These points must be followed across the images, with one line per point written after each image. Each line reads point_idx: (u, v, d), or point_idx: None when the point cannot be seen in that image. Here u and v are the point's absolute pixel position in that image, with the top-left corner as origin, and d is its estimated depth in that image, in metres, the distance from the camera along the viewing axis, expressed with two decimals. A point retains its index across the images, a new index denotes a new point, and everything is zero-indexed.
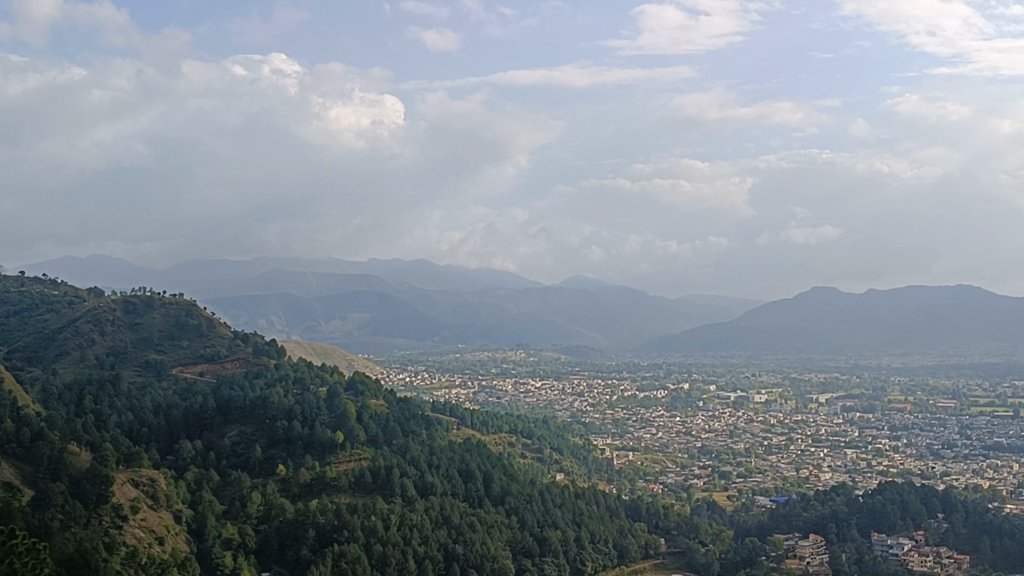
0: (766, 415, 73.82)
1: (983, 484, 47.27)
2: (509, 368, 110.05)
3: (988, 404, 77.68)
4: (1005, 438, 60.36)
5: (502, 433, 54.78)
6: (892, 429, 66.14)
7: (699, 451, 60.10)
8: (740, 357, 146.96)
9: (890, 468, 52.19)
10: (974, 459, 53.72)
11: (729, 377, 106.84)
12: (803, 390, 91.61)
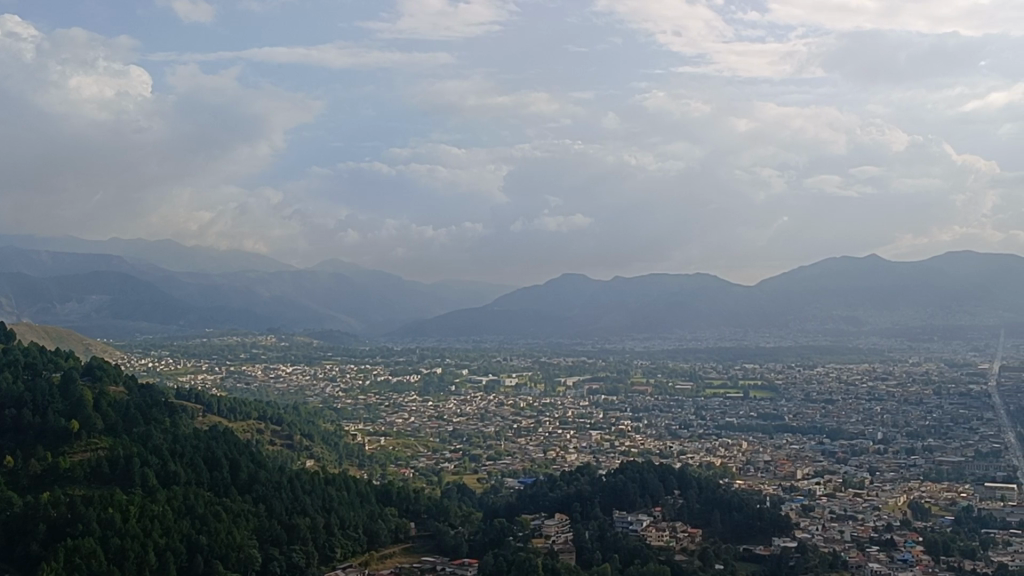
0: (516, 399, 75.37)
1: (715, 462, 49.91)
2: (259, 354, 107.40)
3: (722, 386, 82.51)
4: (735, 418, 64.25)
5: (251, 420, 53.35)
6: (634, 410, 69.07)
7: (450, 435, 60.72)
8: (491, 340, 149.36)
9: (631, 448, 54.36)
10: (707, 438, 56.83)
11: (480, 361, 108.42)
12: (551, 373, 94.67)
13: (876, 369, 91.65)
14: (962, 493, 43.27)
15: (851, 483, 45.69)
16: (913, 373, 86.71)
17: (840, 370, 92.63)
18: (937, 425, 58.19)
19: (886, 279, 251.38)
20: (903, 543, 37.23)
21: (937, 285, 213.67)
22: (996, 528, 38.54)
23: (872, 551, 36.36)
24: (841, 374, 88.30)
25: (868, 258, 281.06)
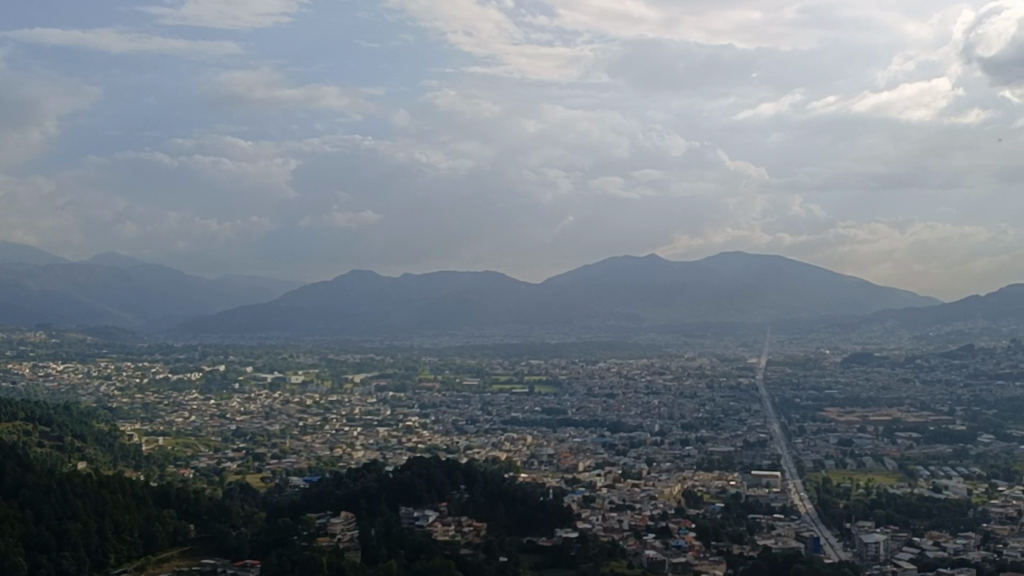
0: (302, 396, 74.28)
1: (499, 457, 50.71)
2: (26, 351, 101.50)
3: (508, 382, 84.02)
4: (520, 413, 65.53)
5: (18, 421, 50.34)
6: (421, 406, 69.31)
7: (233, 434, 59.23)
8: (276, 338, 146.71)
9: (418, 443, 54.58)
10: (493, 433, 57.81)
11: (265, 359, 106.23)
12: (338, 370, 93.88)
13: (654, 364, 95.36)
14: (731, 481, 45.54)
15: (630, 474, 47.35)
16: (687, 368, 90.75)
17: (620, 364, 96.01)
18: (709, 416, 61.14)
19: (662, 278, 262.93)
20: (678, 531, 38.80)
21: (709, 285, 225.16)
22: (762, 513, 40.75)
23: (649, 539, 37.69)
24: (621, 368, 91.46)
25: (646, 260, 293.92)
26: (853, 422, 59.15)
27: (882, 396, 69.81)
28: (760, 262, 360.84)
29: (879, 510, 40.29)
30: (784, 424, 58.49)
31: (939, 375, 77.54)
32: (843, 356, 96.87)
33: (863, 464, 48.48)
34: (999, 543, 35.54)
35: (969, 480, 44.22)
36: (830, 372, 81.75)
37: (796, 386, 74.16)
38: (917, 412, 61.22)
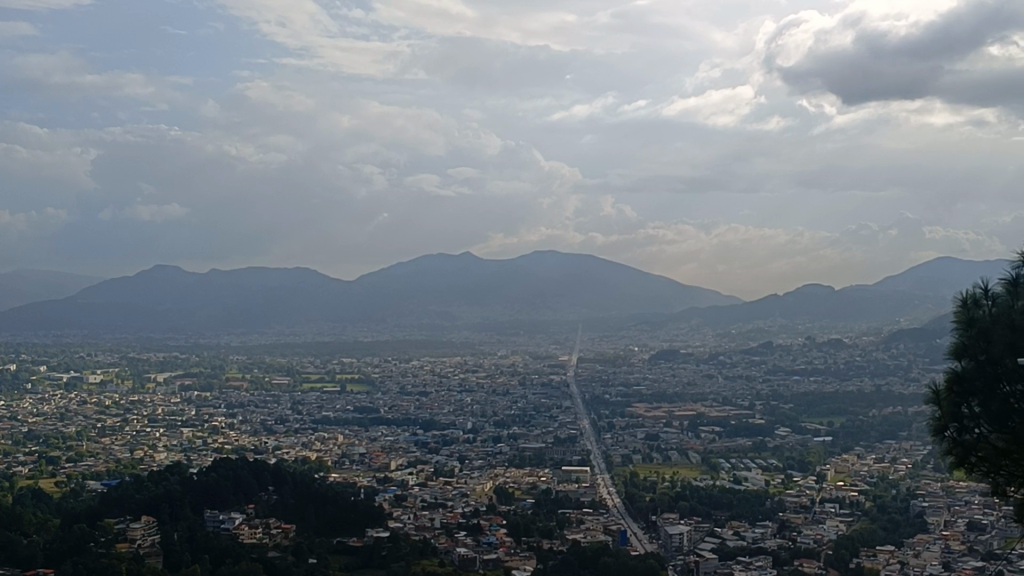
0: (101, 396, 71.03)
1: (309, 456, 49.67)
2: None
3: (319, 380, 82.73)
4: (331, 412, 64.64)
5: None
6: (228, 406, 67.37)
7: (24, 437, 55.92)
8: (74, 335, 139.85)
9: (225, 444, 53.01)
10: (304, 432, 56.72)
11: (60, 358, 101.06)
12: (140, 369, 90.24)
13: (466, 362, 95.74)
14: (542, 477, 46.01)
15: (442, 472, 47.24)
16: (500, 366, 91.48)
17: (433, 363, 95.88)
18: (521, 413, 61.81)
19: (476, 277, 265.00)
20: (489, 527, 38.68)
21: (522, 282, 228.46)
22: (571, 508, 41.18)
23: (460, 536, 37.34)
24: (435, 366, 91.49)
25: (460, 258, 295.47)
26: (659, 417, 60.92)
27: (686, 392, 72.25)
28: (572, 260, 368.00)
29: (683, 501, 41.46)
30: (593, 420, 59.76)
31: (739, 371, 80.83)
32: (650, 353, 99.75)
33: (668, 458, 49.93)
34: (794, 531, 37.02)
35: (766, 471, 46.13)
36: (638, 369, 84.01)
37: (605, 382, 75.85)
38: (720, 406, 63.57)
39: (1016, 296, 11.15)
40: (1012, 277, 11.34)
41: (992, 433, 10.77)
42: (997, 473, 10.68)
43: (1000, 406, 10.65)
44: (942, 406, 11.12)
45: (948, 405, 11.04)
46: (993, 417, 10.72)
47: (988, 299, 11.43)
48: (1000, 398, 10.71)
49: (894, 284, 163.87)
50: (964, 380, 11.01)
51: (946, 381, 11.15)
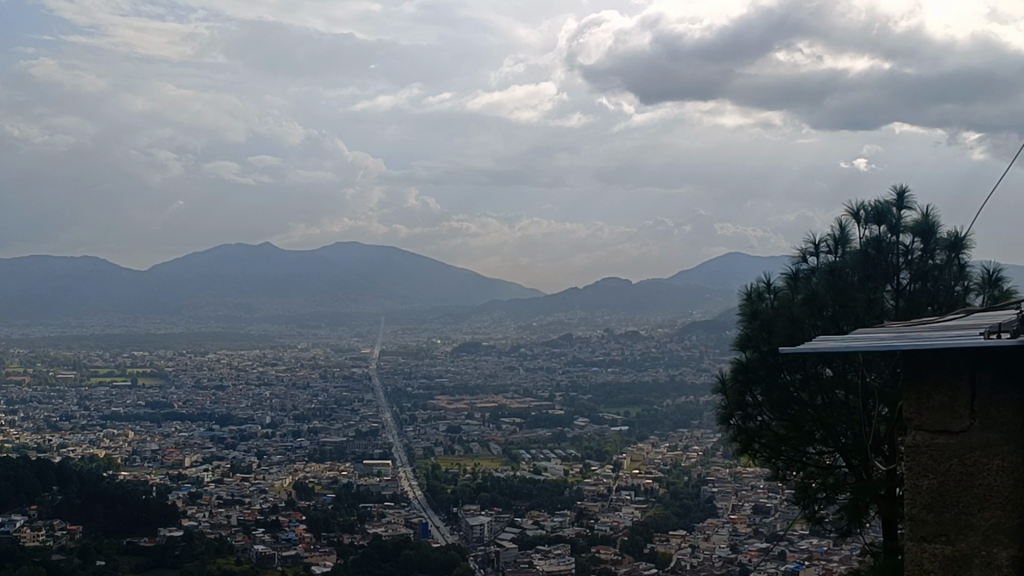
0: None
1: (98, 454, 47.35)
2: None
3: (108, 374, 79.27)
4: (121, 408, 62.04)
5: None
6: (8, 402, 63.57)
7: None
8: None
9: (5, 442, 49.94)
10: (91, 430, 54.18)
11: None
12: None
13: (265, 354, 93.75)
14: (343, 471, 45.45)
15: (239, 469, 46.00)
16: (300, 359, 89.99)
17: (230, 356, 93.42)
18: (321, 407, 60.98)
19: (277, 268, 259.93)
20: (288, 523, 37.78)
21: (324, 273, 225.52)
22: (373, 502, 40.69)
23: (258, 534, 36.23)
24: (233, 360, 89.17)
25: (260, 248, 289.18)
26: (461, 409, 61.26)
27: (488, 383, 72.99)
28: (375, 253, 365.97)
29: (484, 493, 41.83)
30: (395, 413, 59.59)
31: (539, 363, 82.23)
32: (452, 345, 100.25)
33: (469, 450, 50.23)
34: (591, 518, 37.78)
35: (565, 461, 47.04)
36: (440, 361, 84.29)
37: (407, 375, 75.74)
38: (520, 398, 64.44)
39: (795, 290, 11.63)
40: (792, 274, 11.88)
41: (773, 420, 11.19)
42: (777, 459, 11.13)
43: (780, 394, 10.97)
44: (728, 395, 11.59)
45: (733, 393, 11.49)
46: (774, 404, 11.08)
47: (771, 295, 11.92)
48: (781, 387, 11.05)
49: (687, 278, 170.35)
50: (748, 369, 11.43)
51: (733, 371, 11.57)
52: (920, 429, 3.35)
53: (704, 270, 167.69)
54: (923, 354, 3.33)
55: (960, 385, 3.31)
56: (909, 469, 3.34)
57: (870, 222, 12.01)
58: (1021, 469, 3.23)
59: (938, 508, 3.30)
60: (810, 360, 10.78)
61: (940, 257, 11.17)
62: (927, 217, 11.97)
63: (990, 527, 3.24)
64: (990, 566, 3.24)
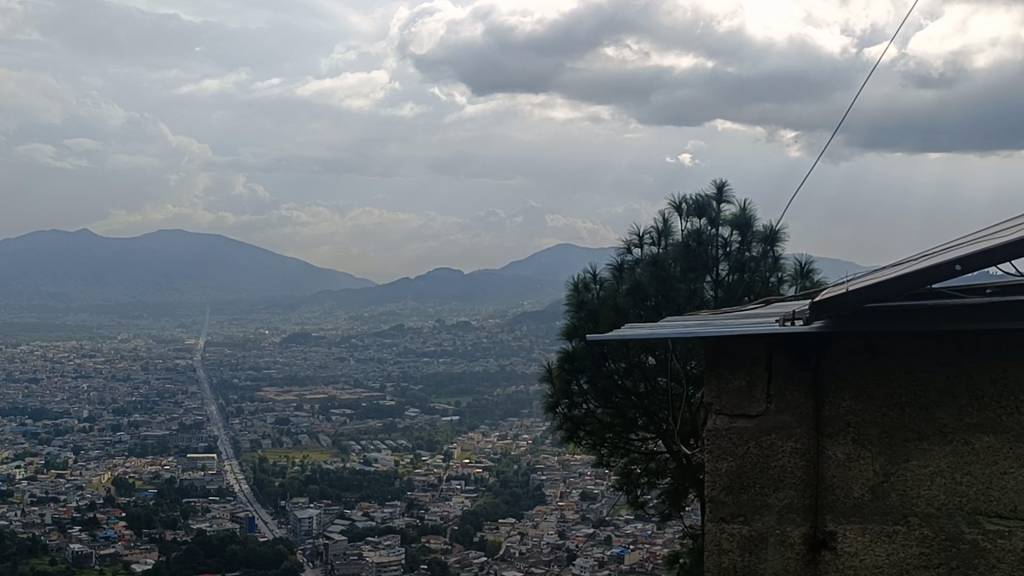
0: None
1: None
2: None
3: None
4: None
5: None
6: None
7: None
8: None
9: None
10: None
11: None
12: None
13: (82, 346, 90.00)
14: (165, 466, 44.04)
15: (53, 465, 43.99)
16: (120, 350, 86.79)
17: (44, 348, 89.28)
18: (143, 400, 58.97)
19: (97, 256, 249.79)
20: (106, 520, 36.46)
21: (147, 261, 218.03)
22: (197, 497, 39.57)
23: (74, 532, 34.73)
24: (47, 352, 85.25)
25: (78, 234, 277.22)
26: (290, 401, 60.21)
27: (318, 373, 72.07)
28: (201, 240, 355.92)
29: (312, 485, 41.31)
30: (221, 406, 58.17)
31: (370, 354, 81.66)
32: (281, 336, 98.38)
33: (298, 442, 49.44)
34: (421, 508, 37.75)
35: (396, 452, 46.86)
36: (269, 352, 82.65)
37: (234, 366, 74.03)
38: (350, 388, 63.78)
39: (619, 281, 11.84)
40: (617, 265, 12.10)
41: (598, 408, 11.36)
42: (601, 445, 11.34)
43: (604, 381, 11.17)
44: (554, 384, 11.60)
45: (558, 379, 11.54)
46: (598, 393, 11.26)
47: (596, 285, 12.06)
48: (605, 374, 11.23)
49: (519, 269, 172.06)
50: (573, 358, 11.49)
51: (558, 359, 11.63)
52: (718, 413, 2.95)
53: (534, 262, 169.55)
54: (719, 341, 2.93)
55: (757, 370, 2.93)
56: (706, 449, 2.92)
57: (691, 214, 12.38)
58: (812, 446, 2.85)
59: (734, 488, 2.89)
60: (632, 348, 11.02)
61: (756, 250, 11.81)
62: (745, 212, 12.42)
63: (786, 508, 2.86)
64: (782, 546, 2.85)
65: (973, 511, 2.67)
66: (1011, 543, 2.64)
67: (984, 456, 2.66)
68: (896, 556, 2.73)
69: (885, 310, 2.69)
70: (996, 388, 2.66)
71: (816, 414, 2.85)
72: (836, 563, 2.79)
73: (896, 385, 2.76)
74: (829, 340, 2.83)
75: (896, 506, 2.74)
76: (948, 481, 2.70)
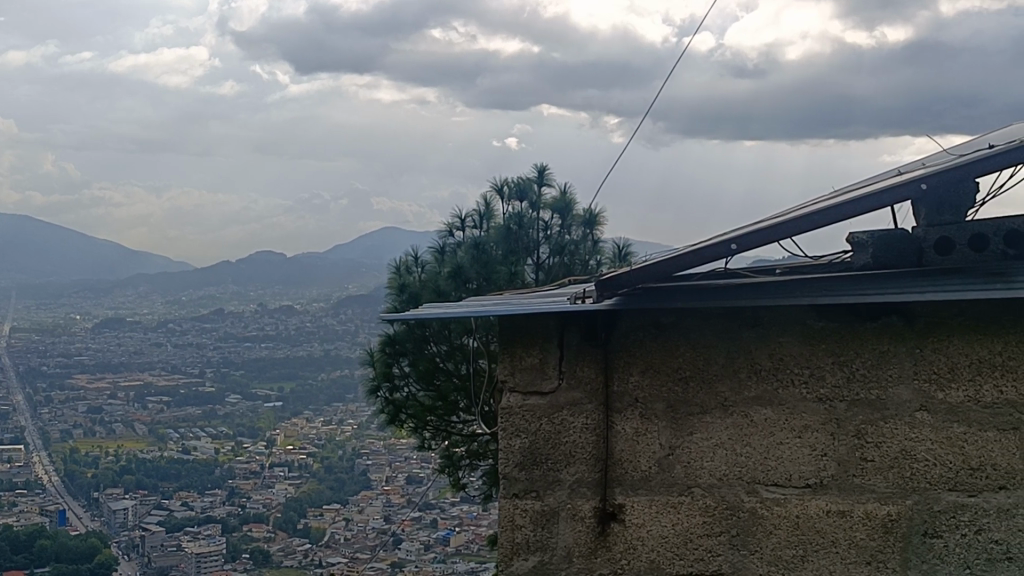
0: None
1: None
2: None
3: None
4: None
5: None
6: None
7: None
8: None
9: None
10: None
11: None
12: None
13: None
14: None
15: None
16: None
17: None
18: None
19: None
20: None
21: None
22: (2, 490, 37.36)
23: None
24: None
25: None
26: (103, 389, 57.90)
27: (133, 360, 69.54)
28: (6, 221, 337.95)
29: (127, 476, 39.92)
30: (28, 395, 55.39)
31: (189, 339, 79.29)
32: (93, 322, 94.26)
33: (111, 431, 47.62)
34: (242, 496, 37.02)
35: (216, 440, 45.76)
36: (80, 339, 79.22)
37: (42, 352, 70.58)
38: (168, 374, 61.76)
39: (441, 264, 11.78)
40: (438, 248, 12.06)
41: (419, 391, 11.34)
42: (423, 428, 11.31)
43: (425, 364, 11.08)
44: (376, 367, 11.50)
45: (381, 362, 11.39)
46: (420, 375, 11.20)
47: (418, 269, 11.98)
48: (427, 357, 11.12)
49: (343, 252, 170.04)
50: (395, 342, 11.36)
51: (380, 343, 11.49)
52: (513, 391, 3.14)
53: (360, 245, 167.83)
54: (512, 320, 3.13)
55: (547, 348, 3.13)
56: (501, 427, 3.11)
57: (511, 199, 12.46)
58: (599, 419, 3.08)
59: (528, 464, 3.09)
60: (454, 332, 10.94)
61: (576, 234, 12.20)
62: (564, 197, 12.61)
63: (574, 482, 3.06)
64: (571, 518, 3.06)
65: (752, 480, 2.98)
66: (785, 510, 2.94)
67: (761, 428, 2.98)
68: (680, 526, 3.00)
69: (678, 292, 3.00)
70: (774, 358, 2.98)
71: (605, 389, 3.08)
72: (626, 533, 3.03)
73: (683, 358, 3.03)
74: (618, 320, 3.08)
75: (679, 476, 3.03)
76: (729, 451, 3.00)
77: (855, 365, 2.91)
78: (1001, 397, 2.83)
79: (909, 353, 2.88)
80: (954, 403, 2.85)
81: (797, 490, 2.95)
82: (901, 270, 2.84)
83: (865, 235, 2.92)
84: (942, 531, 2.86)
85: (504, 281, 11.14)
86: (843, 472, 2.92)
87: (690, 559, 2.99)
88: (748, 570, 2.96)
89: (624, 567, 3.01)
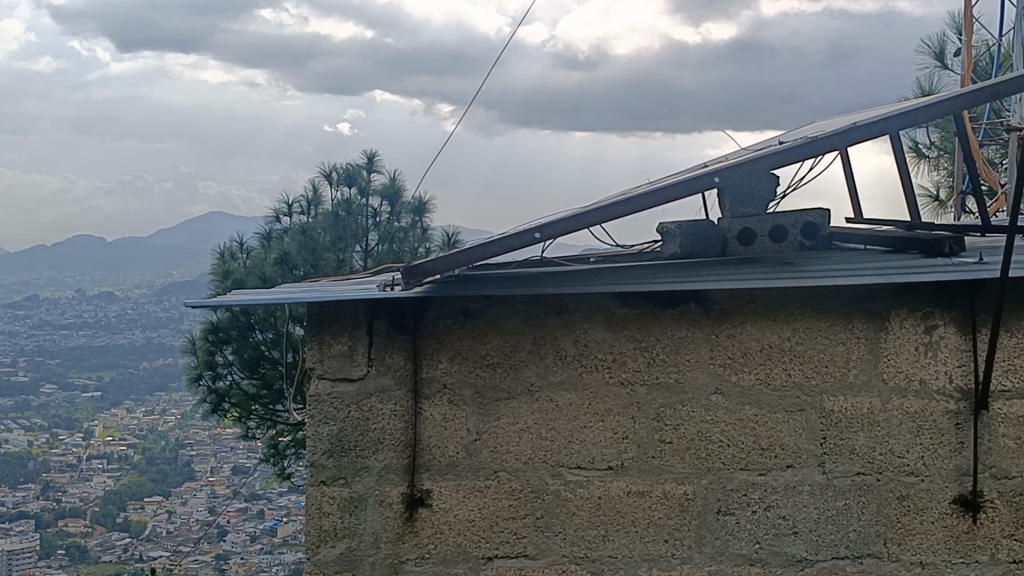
0: None
1: None
2: None
3: None
4: None
5: None
6: None
7: None
8: None
9: None
10: None
11: None
12: None
13: None
14: None
15: None
16: None
17: None
18: None
19: None
20: None
21: None
22: None
23: None
24: None
25: None
26: None
27: None
28: None
29: None
30: None
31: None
32: None
33: None
34: (58, 491, 35.38)
35: (29, 432, 43.58)
36: None
37: None
38: None
39: (266, 251, 11.56)
40: (264, 234, 11.86)
41: (242, 379, 11.11)
42: (246, 417, 11.09)
43: (251, 353, 10.89)
44: (197, 355, 11.14)
45: (203, 350, 11.01)
46: (244, 364, 11.00)
47: (243, 255, 11.71)
48: (252, 346, 10.95)
49: None
50: (218, 329, 11.01)
51: (201, 331, 11.11)
52: (323, 377, 3.48)
53: None
54: (325, 308, 3.45)
55: (356, 334, 3.48)
56: (313, 414, 3.45)
57: (340, 184, 12.33)
58: (409, 408, 3.46)
59: (338, 451, 3.45)
60: (279, 320, 10.79)
61: (405, 221, 12.05)
62: (394, 183, 12.54)
63: (384, 467, 3.44)
64: (382, 504, 3.44)
65: (554, 463, 3.43)
66: (585, 492, 3.41)
67: (564, 414, 3.43)
68: (484, 509, 3.43)
69: (485, 278, 3.40)
70: (574, 348, 3.43)
71: (414, 376, 3.46)
72: (431, 518, 3.44)
73: (487, 348, 3.46)
74: (426, 307, 3.46)
75: (487, 461, 3.45)
76: (532, 436, 3.44)
77: (653, 350, 3.43)
78: (787, 381, 3.39)
79: (705, 339, 3.42)
80: (746, 385, 3.40)
81: (598, 471, 3.42)
82: (707, 258, 3.52)
83: (676, 226, 3.60)
84: (733, 508, 3.41)
85: (330, 268, 11.06)
86: (636, 455, 3.42)
87: (497, 539, 3.43)
88: (549, 546, 3.42)
89: (432, 547, 3.42)
